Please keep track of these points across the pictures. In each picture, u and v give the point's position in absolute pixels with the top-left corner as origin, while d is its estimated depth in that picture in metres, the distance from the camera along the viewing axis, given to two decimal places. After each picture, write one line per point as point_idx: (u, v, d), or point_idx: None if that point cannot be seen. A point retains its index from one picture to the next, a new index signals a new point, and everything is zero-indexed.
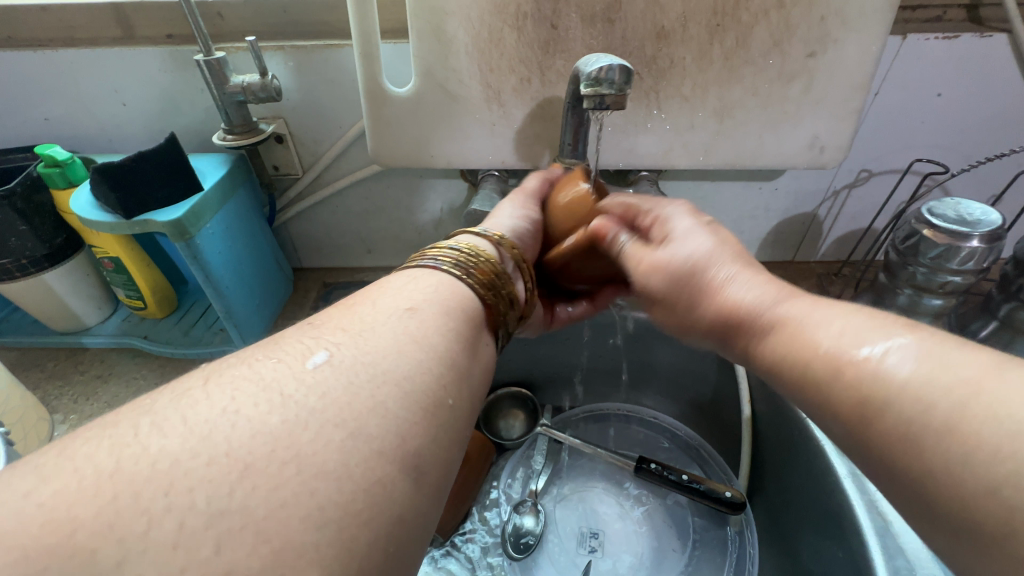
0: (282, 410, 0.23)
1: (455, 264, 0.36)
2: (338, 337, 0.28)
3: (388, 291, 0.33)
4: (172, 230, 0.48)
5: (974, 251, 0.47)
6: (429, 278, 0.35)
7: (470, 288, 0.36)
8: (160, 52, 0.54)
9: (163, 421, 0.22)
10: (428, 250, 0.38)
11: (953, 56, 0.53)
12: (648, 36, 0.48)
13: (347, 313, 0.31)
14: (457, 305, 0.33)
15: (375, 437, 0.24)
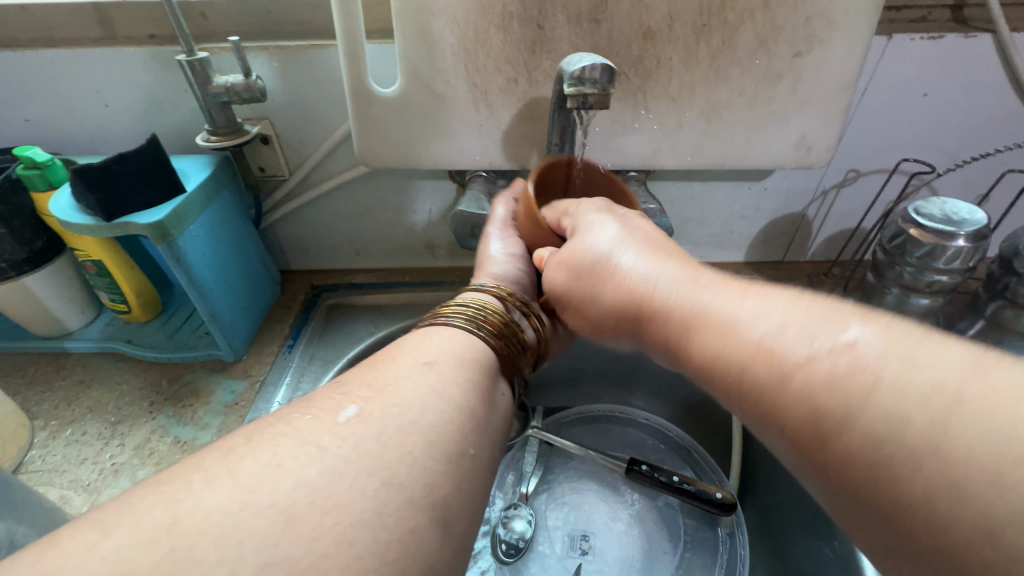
0: (325, 463, 0.23)
1: (465, 318, 0.39)
2: (365, 392, 0.29)
3: (408, 346, 0.35)
4: (153, 233, 0.47)
5: (960, 250, 0.47)
6: (445, 334, 0.37)
7: (483, 341, 0.38)
8: (143, 52, 0.53)
9: (207, 481, 0.21)
10: (443, 309, 0.41)
11: (937, 57, 0.53)
12: (635, 36, 0.48)
13: (371, 367, 0.32)
14: (472, 357, 0.35)
15: (406, 486, 0.24)
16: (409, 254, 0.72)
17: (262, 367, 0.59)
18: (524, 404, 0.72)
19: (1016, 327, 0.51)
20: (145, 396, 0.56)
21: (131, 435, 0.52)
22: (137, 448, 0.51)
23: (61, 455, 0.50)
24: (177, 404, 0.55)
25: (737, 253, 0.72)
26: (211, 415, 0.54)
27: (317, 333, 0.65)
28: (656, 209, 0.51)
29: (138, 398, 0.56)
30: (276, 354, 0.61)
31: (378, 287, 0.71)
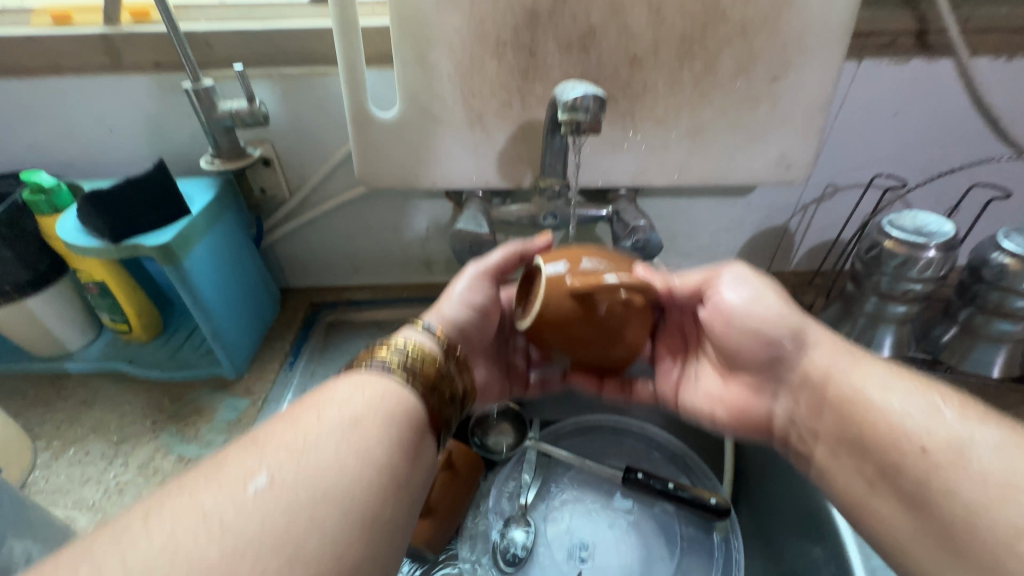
0: (222, 543, 0.26)
1: (400, 367, 0.38)
2: (280, 457, 0.30)
3: (331, 402, 0.34)
4: (159, 254, 0.48)
5: (931, 260, 0.50)
6: (375, 386, 0.36)
7: (415, 394, 0.37)
8: (148, 79, 0.55)
9: (103, 565, 0.25)
10: (373, 352, 0.39)
11: (903, 79, 0.57)
12: (622, 63, 0.51)
13: (290, 424, 0.33)
14: (400, 415, 0.35)
15: (311, 560, 0.27)
16: (406, 271, 0.74)
17: (264, 385, 0.60)
18: (519, 414, 0.72)
19: (987, 331, 0.54)
20: (147, 415, 0.57)
21: (134, 454, 0.53)
22: (140, 467, 0.52)
23: (64, 476, 0.51)
24: (179, 422, 0.56)
25: None
26: (214, 432, 0.55)
27: (317, 349, 0.66)
28: (645, 225, 0.54)
29: (140, 417, 0.57)
30: (278, 371, 0.62)
31: (377, 303, 0.72)
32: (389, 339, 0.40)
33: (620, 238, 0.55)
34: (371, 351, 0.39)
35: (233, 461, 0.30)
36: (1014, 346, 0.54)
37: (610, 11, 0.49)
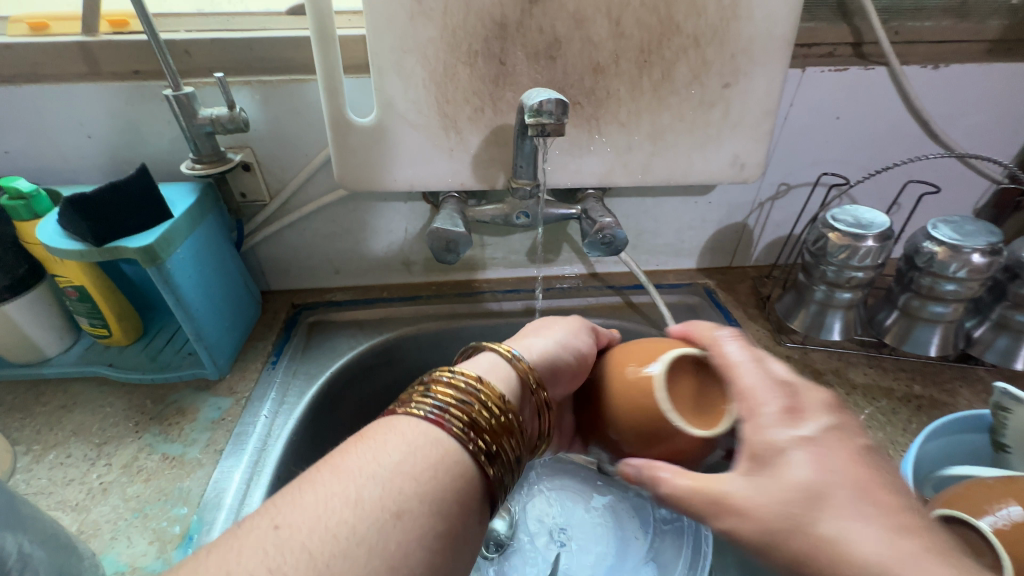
0: None
1: (460, 418, 0.34)
2: (300, 570, 0.25)
3: (372, 472, 0.30)
4: (143, 256, 0.50)
5: (870, 250, 0.55)
6: (426, 447, 0.32)
7: (472, 458, 0.33)
8: (127, 86, 0.56)
9: None
10: (437, 390, 0.36)
11: (843, 86, 0.62)
12: (586, 71, 0.55)
13: (321, 503, 0.28)
14: (449, 495, 0.31)
15: None
16: (386, 272, 0.76)
17: (247, 384, 0.61)
18: None
19: (922, 314, 0.59)
20: (129, 417, 0.58)
21: (117, 454, 0.54)
22: (124, 467, 0.52)
23: (46, 477, 0.51)
24: (163, 422, 0.57)
25: (690, 261, 0.79)
26: (198, 431, 0.56)
27: (299, 349, 0.68)
28: (611, 222, 0.57)
29: (122, 419, 0.57)
30: (261, 370, 0.63)
31: (357, 303, 0.74)
32: (458, 375, 0.37)
33: (589, 234, 0.58)
34: (433, 388, 0.36)
35: (245, 557, 0.26)
36: (947, 327, 0.60)
37: (573, 23, 0.52)
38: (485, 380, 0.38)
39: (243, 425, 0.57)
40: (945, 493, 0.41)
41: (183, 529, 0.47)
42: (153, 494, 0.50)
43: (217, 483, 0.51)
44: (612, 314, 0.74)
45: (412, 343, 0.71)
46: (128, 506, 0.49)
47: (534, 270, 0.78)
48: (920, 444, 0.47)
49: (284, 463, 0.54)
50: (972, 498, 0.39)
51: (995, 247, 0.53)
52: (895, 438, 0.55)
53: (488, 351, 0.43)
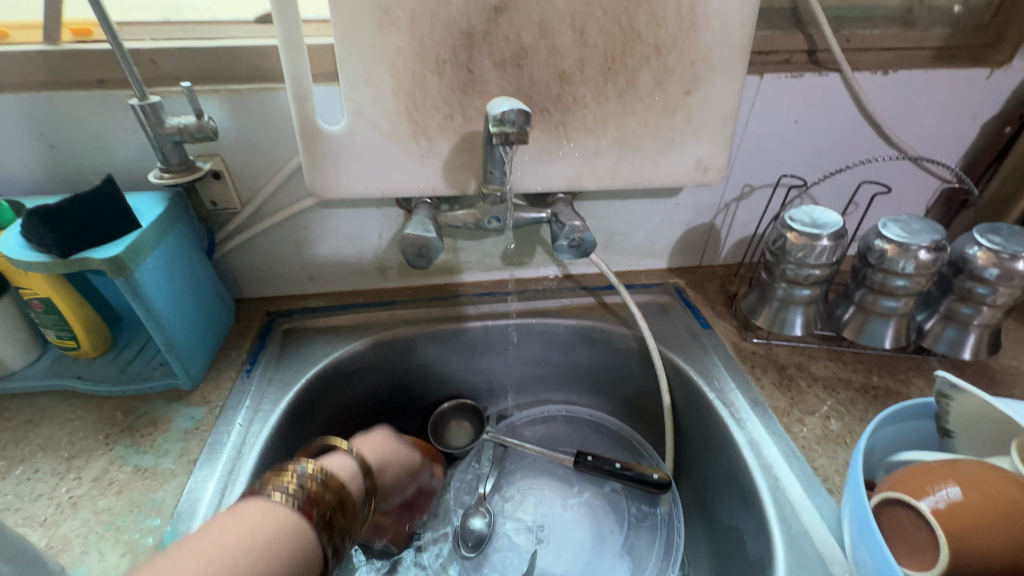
0: None
1: (323, 512, 0.44)
2: None
3: (241, 538, 0.39)
4: (110, 267, 0.49)
5: (825, 248, 0.57)
6: (281, 521, 0.41)
7: (317, 526, 0.43)
8: (92, 96, 0.56)
9: None
10: (291, 473, 0.45)
11: (800, 91, 0.65)
12: (552, 79, 0.56)
13: (193, 552, 0.37)
14: (302, 550, 0.41)
15: None
16: (362, 277, 0.76)
17: (221, 393, 0.61)
18: (478, 412, 0.78)
19: (876, 309, 0.62)
20: (100, 429, 0.57)
21: (87, 468, 0.53)
22: (94, 480, 0.52)
23: (13, 493, 0.50)
24: (134, 434, 0.56)
25: (661, 261, 0.81)
26: (170, 441, 0.56)
27: (274, 357, 0.68)
28: (580, 226, 0.59)
29: (92, 432, 0.56)
30: (235, 379, 0.63)
31: (333, 309, 0.74)
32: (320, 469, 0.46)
33: (559, 237, 0.59)
34: (287, 471, 0.45)
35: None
36: (900, 320, 0.63)
37: (538, 32, 0.54)
38: (331, 469, 0.47)
39: (217, 434, 0.56)
40: (893, 475, 0.45)
41: (156, 541, 0.47)
42: (125, 506, 0.49)
43: (192, 493, 0.51)
44: (586, 314, 0.75)
45: (389, 348, 0.72)
46: (99, 519, 0.48)
47: (509, 272, 0.79)
48: (875, 430, 0.49)
49: (259, 469, 0.55)
50: (916, 480, 0.43)
51: (939, 244, 0.56)
52: (852, 427, 0.58)
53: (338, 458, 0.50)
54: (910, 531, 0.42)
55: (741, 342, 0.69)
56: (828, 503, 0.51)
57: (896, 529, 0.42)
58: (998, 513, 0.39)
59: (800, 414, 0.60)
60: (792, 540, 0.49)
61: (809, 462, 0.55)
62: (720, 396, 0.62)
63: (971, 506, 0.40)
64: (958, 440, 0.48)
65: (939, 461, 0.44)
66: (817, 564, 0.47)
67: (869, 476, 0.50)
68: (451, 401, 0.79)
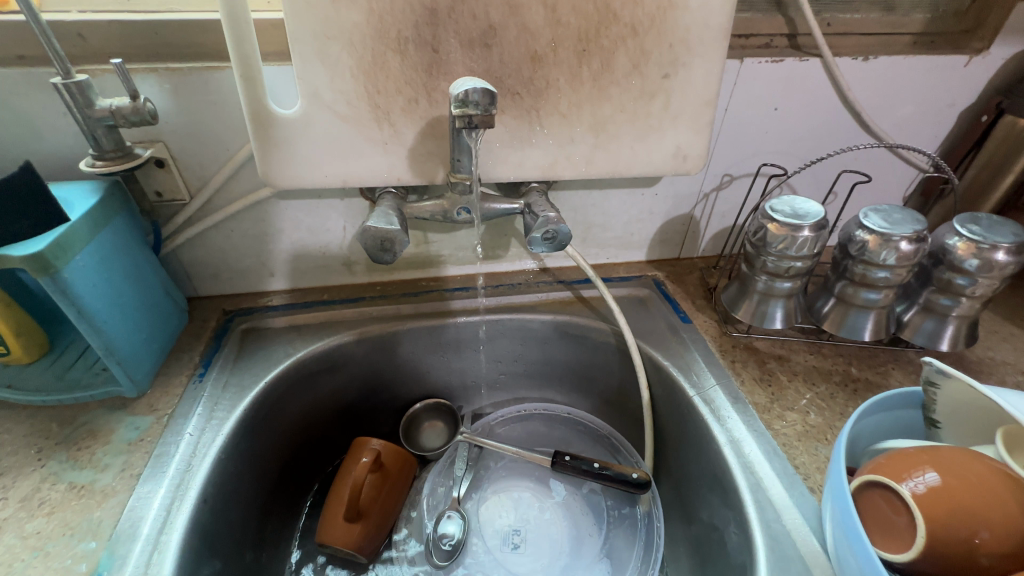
0: None
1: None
2: None
3: None
4: (31, 265, 0.44)
5: (806, 239, 0.55)
6: None
7: None
8: (10, 74, 0.50)
9: None
10: None
11: (781, 77, 0.63)
12: (523, 60, 0.53)
13: None
14: None
15: None
16: (326, 273, 0.72)
17: (170, 401, 0.57)
18: (452, 411, 0.75)
19: (856, 301, 0.61)
20: (32, 443, 0.52)
21: (15, 487, 0.48)
22: (23, 500, 0.47)
23: None
24: (71, 447, 0.52)
25: (639, 253, 0.79)
26: (111, 455, 0.51)
27: (229, 359, 0.63)
28: (554, 217, 0.55)
29: (23, 447, 0.51)
30: (185, 384, 0.59)
31: (296, 307, 0.70)
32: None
33: (532, 228, 0.56)
34: None
35: None
36: (879, 313, 0.62)
37: (507, 9, 0.50)
38: None
39: (164, 445, 0.52)
40: (872, 461, 0.43)
41: (90, 567, 0.42)
42: (57, 529, 0.45)
43: (133, 512, 0.46)
44: (563, 309, 0.73)
45: (356, 348, 0.68)
46: (26, 544, 0.44)
47: (483, 266, 0.76)
48: (858, 422, 0.48)
49: (210, 485, 0.50)
50: (893, 466, 0.40)
51: (920, 235, 0.54)
52: (833, 422, 0.57)
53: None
54: (888, 515, 0.39)
55: (721, 336, 0.67)
56: (810, 502, 0.49)
57: (874, 514, 0.40)
58: (978, 502, 0.36)
59: (781, 410, 0.58)
60: (772, 541, 0.47)
61: (790, 460, 0.53)
62: (700, 393, 0.60)
63: (950, 492, 0.37)
64: (945, 431, 0.47)
65: (917, 448, 0.41)
66: (799, 566, 0.45)
67: (853, 462, 0.49)
68: (423, 402, 0.76)
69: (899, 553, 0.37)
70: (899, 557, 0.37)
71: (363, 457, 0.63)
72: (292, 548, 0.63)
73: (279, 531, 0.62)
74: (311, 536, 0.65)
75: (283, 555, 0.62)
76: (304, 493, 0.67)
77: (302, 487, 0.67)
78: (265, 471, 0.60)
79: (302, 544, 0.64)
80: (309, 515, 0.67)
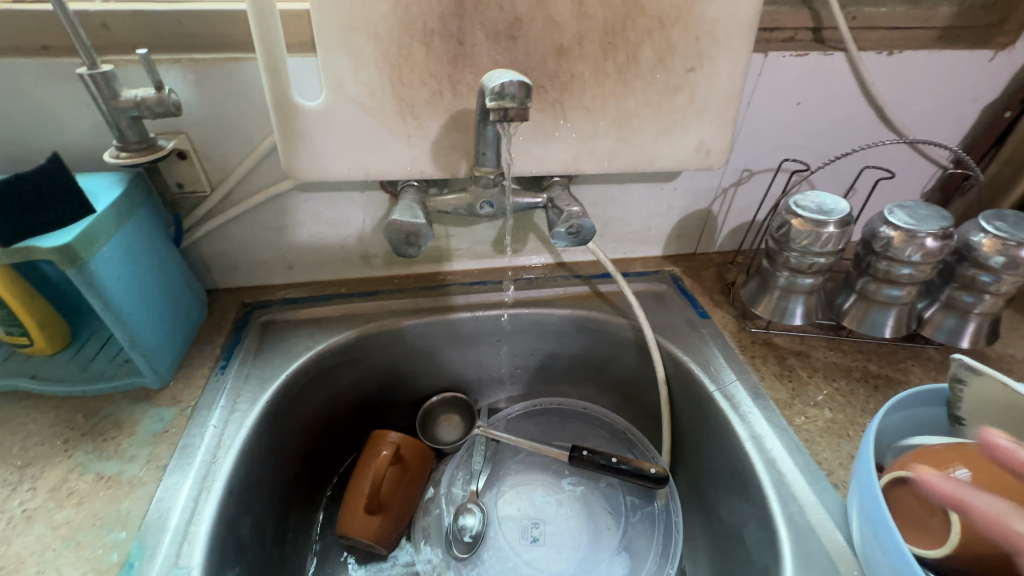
0: None
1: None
2: None
3: None
4: (60, 257, 0.44)
5: (831, 235, 0.55)
6: None
7: None
8: (34, 64, 0.49)
9: None
10: None
11: (805, 71, 0.63)
12: (549, 53, 0.52)
13: None
14: None
15: None
16: (344, 266, 0.72)
17: (193, 392, 0.57)
18: (468, 405, 0.76)
19: (878, 297, 0.61)
20: (58, 434, 0.52)
21: (43, 477, 0.48)
22: (52, 490, 0.47)
23: None
24: (97, 438, 0.52)
25: (656, 248, 0.79)
26: (137, 446, 0.51)
27: (250, 351, 0.63)
28: (579, 211, 0.55)
29: (49, 437, 0.52)
30: (207, 376, 0.59)
31: (315, 300, 0.70)
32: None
33: (556, 223, 0.56)
34: None
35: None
36: (901, 309, 0.61)
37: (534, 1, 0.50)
38: None
39: (189, 437, 0.52)
40: (901, 458, 0.43)
41: (121, 557, 0.43)
42: (87, 519, 0.45)
43: (161, 502, 0.47)
44: (581, 303, 0.73)
45: (375, 341, 0.68)
46: (57, 534, 0.44)
47: (500, 260, 0.76)
48: (884, 418, 0.48)
49: (235, 476, 0.51)
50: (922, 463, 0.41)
51: (946, 231, 0.54)
52: (854, 418, 0.57)
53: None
54: (920, 514, 0.39)
55: (739, 332, 0.67)
56: (834, 497, 0.49)
57: (904, 511, 0.40)
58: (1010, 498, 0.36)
59: (801, 406, 0.58)
60: (797, 535, 0.47)
61: (813, 455, 0.53)
62: (721, 388, 0.60)
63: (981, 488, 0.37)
64: (970, 427, 0.47)
65: (946, 444, 0.42)
66: (824, 562, 0.45)
67: (879, 459, 0.49)
68: (439, 395, 0.76)
69: (933, 549, 0.38)
70: (932, 553, 0.38)
71: (382, 450, 0.63)
72: (313, 539, 0.64)
73: (300, 522, 0.62)
74: (330, 527, 0.65)
75: (304, 546, 0.62)
76: (323, 485, 0.68)
77: (321, 479, 0.67)
78: (286, 463, 0.60)
79: (322, 535, 0.64)
80: (328, 507, 0.67)
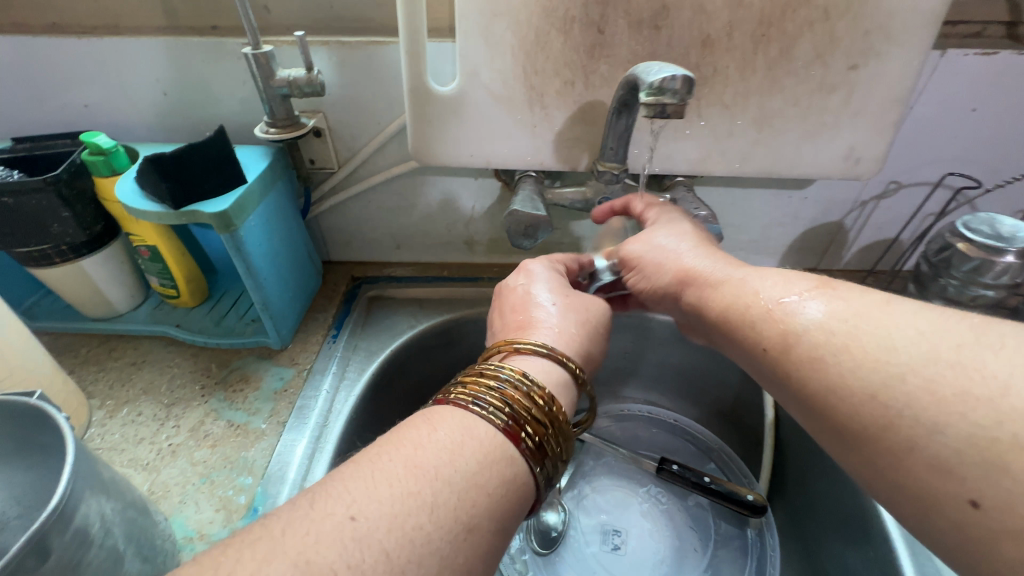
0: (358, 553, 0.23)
1: (534, 436, 0.33)
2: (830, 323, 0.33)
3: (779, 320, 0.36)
4: (218, 222, 0.48)
5: (1009, 266, 0.48)
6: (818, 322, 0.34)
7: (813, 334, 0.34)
8: (204, 42, 0.54)
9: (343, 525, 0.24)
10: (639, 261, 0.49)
11: (991, 72, 0.54)
12: (694, 43, 0.49)
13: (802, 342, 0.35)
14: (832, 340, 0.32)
15: None
16: (448, 249, 0.73)
17: (309, 356, 0.61)
18: None
19: None
20: (196, 379, 0.58)
21: (185, 417, 0.54)
22: (191, 430, 0.53)
23: (119, 434, 0.52)
24: (228, 388, 0.57)
25: (773, 259, 0.73)
26: (261, 400, 0.56)
27: (358, 325, 0.66)
28: (707, 216, 0.52)
29: (189, 381, 0.58)
30: (322, 343, 0.62)
31: (419, 281, 0.72)
32: (535, 386, 0.35)
33: None
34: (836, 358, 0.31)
35: None
36: None
37: None
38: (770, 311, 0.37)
39: (305, 398, 0.56)
40: None
41: (247, 500, 0.47)
42: (219, 461, 0.50)
43: (280, 456, 0.50)
44: None
45: (473, 327, 0.69)
46: (195, 471, 0.49)
47: None
48: None
49: (344, 439, 0.54)
50: None
51: None
52: None
53: (538, 266, 0.51)
54: None
55: None
56: None
57: None
58: None
59: None
60: None
61: None
62: None
63: None
64: None
65: None
66: None
67: None
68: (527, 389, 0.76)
69: None
70: None
71: None
72: None
73: None
74: None
75: None
76: None
77: None
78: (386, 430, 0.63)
79: None
80: None
